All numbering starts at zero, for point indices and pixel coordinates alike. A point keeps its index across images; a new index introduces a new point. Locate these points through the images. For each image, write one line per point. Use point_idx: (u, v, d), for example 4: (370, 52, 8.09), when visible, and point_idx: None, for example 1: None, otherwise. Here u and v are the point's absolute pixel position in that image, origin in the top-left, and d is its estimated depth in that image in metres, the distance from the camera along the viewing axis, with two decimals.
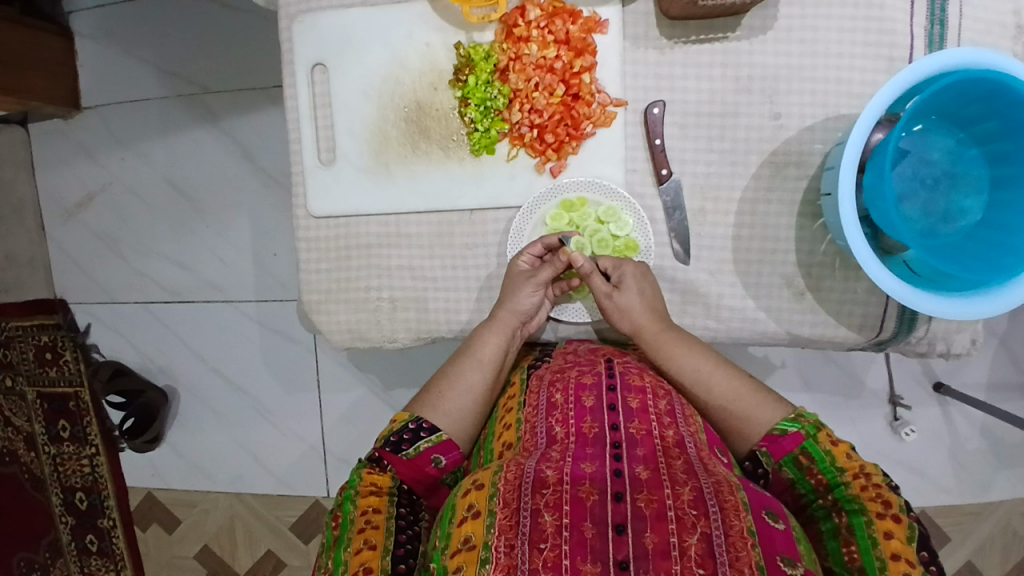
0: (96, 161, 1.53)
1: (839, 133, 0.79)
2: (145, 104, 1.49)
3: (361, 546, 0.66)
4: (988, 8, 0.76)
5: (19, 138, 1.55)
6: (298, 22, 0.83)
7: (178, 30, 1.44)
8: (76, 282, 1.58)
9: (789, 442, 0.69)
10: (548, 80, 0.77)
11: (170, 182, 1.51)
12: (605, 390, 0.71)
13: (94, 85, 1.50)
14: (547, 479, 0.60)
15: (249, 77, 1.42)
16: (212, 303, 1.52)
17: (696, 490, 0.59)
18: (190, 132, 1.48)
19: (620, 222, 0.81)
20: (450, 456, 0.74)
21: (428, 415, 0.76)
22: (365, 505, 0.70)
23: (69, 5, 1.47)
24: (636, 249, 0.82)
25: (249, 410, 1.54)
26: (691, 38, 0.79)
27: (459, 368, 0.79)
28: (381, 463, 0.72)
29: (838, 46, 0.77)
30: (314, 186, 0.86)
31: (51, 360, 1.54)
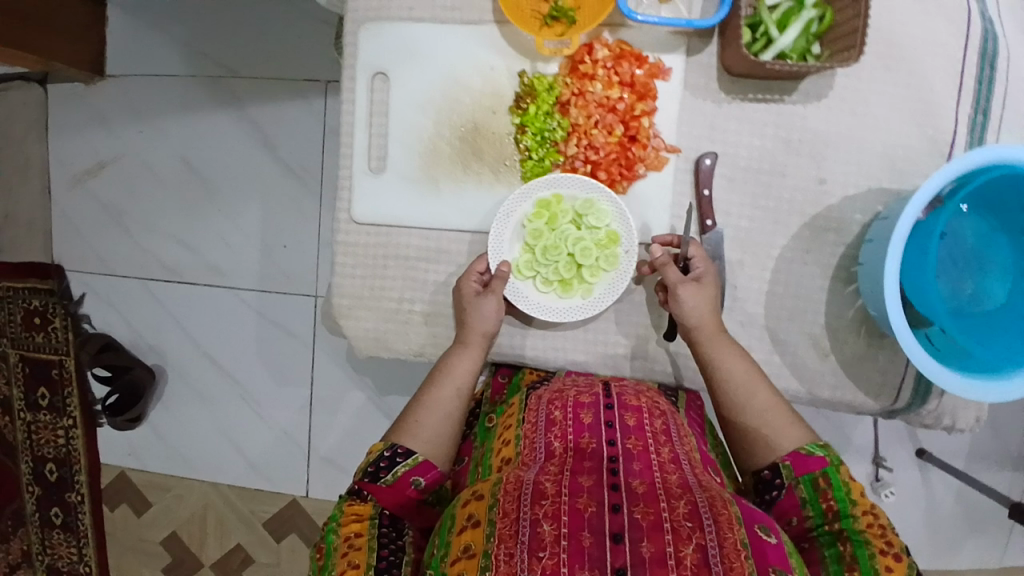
0: (113, 131, 1.52)
1: (878, 205, 0.81)
2: (171, 80, 1.48)
3: (344, 567, 0.66)
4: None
5: (33, 95, 1.52)
6: (366, 30, 0.84)
7: (215, 10, 1.44)
8: (74, 248, 1.56)
9: (813, 463, 0.72)
10: (608, 119, 0.78)
11: (187, 162, 1.50)
12: (602, 408, 0.73)
13: (121, 54, 1.49)
14: (546, 490, 0.61)
15: (282, 67, 1.43)
16: (214, 287, 1.51)
17: (691, 503, 0.61)
18: (213, 114, 1.47)
19: (599, 213, 0.80)
20: (429, 475, 0.74)
21: (407, 441, 0.76)
22: (347, 531, 0.69)
23: None
24: (619, 241, 0.80)
25: (237, 399, 1.53)
26: (749, 95, 0.81)
27: (437, 393, 0.80)
28: (361, 494, 0.72)
29: (886, 121, 0.80)
30: (361, 193, 0.86)
31: (39, 325, 1.51)
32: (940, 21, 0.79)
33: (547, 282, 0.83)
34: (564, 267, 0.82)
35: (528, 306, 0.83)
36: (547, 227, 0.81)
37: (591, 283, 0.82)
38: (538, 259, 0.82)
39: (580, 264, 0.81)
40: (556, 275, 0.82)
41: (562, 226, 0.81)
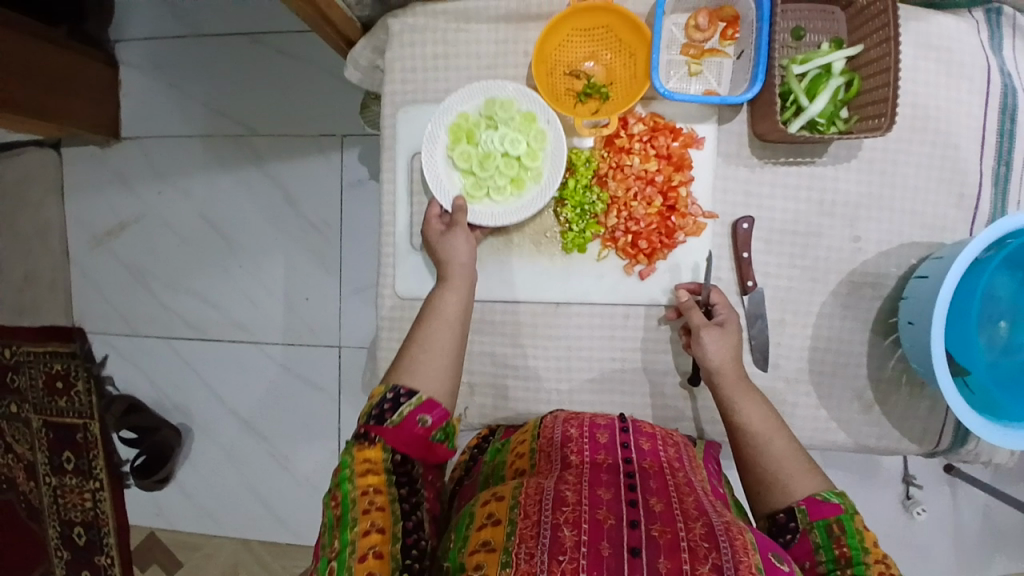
0: (130, 191, 1.53)
1: (912, 260, 0.84)
2: (188, 140, 1.50)
3: (369, 527, 0.61)
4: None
5: (51, 160, 1.54)
6: (404, 112, 0.86)
7: (231, 71, 1.47)
8: (95, 309, 1.56)
9: (828, 508, 0.69)
10: (647, 191, 0.81)
11: (206, 219, 1.51)
12: (618, 431, 0.76)
13: (138, 115, 1.51)
14: (567, 498, 0.61)
15: (299, 124, 1.46)
16: (238, 343, 1.52)
17: (707, 526, 0.59)
18: (230, 171, 1.49)
19: (504, 105, 0.82)
20: (435, 413, 0.71)
21: (406, 382, 0.73)
22: (364, 484, 0.65)
23: (118, 34, 1.49)
24: (536, 122, 0.82)
25: (264, 455, 1.53)
26: (781, 159, 0.83)
27: (430, 331, 0.78)
28: (369, 438, 0.68)
29: (915, 180, 0.84)
30: (405, 269, 0.88)
31: (62, 389, 1.53)
32: (962, 83, 0.84)
33: (500, 190, 0.83)
34: (505, 170, 0.82)
35: (500, 220, 0.83)
36: (473, 142, 0.83)
37: (539, 169, 0.83)
38: (479, 174, 0.83)
39: (517, 159, 0.82)
40: (507, 178, 0.83)
41: (483, 132, 0.82)
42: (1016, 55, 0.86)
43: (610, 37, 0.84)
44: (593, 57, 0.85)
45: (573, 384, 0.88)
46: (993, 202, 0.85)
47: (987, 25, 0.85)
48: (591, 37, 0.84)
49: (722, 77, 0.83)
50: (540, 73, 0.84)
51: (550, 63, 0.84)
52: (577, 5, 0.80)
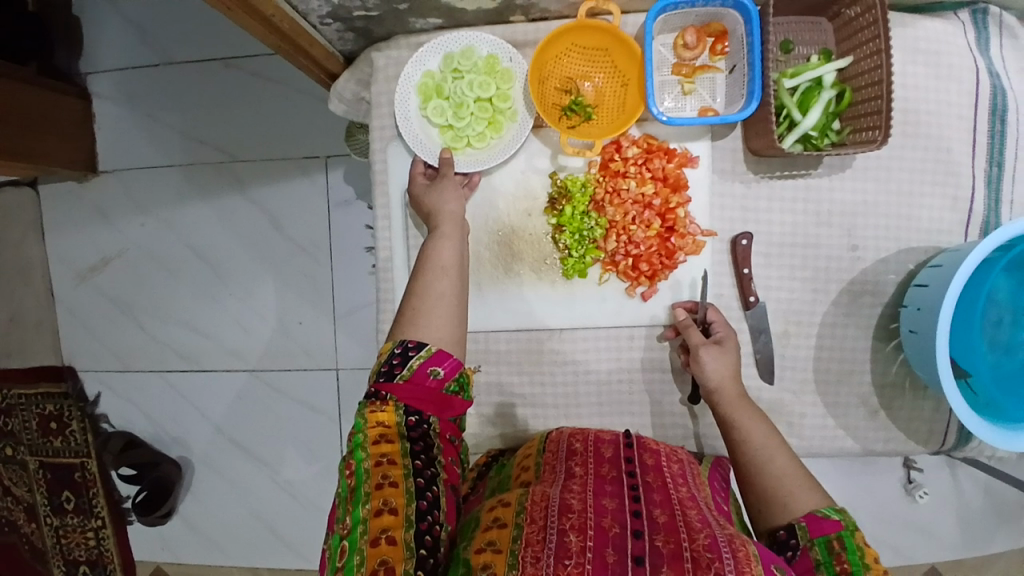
0: (111, 225, 1.50)
1: (910, 265, 0.85)
2: (168, 170, 1.47)
3: (380, 507, 0.58)
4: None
5: (28, 198, 1.51)
6: (395, 147, 0.85)
7: (208, 97, 1.44)
8: (84, 347, 1.53)
9: (829, 525, 0.66)
10: (645, 215, 0.80)
11: (193, 249, 1.49)
12: (622, 445, 0.76)
13: (115, 148, 1.48)
14: (572, 505, 0.62)
15: (281, 147, 1.43)
16: (234, 373, 1.50)
17: (710, 536, 0.60)
18: (214, 199, 1.47)
19: (465, 52, 0.80)
20: (447, 365, 0.67)
21: (412, 335, 0.69)
22: (377, 454, 0.62)
23: (88, 65, 1.45)
24: (500, 64, 0.81)
25: (268, 484, 1.51)
26: (776, 172, 0.83)
27: (435, 283, 0.73)
28: (380, 398, 0.65)
29: (909, 186, 0.84)
30: None
31: (56, 429, 1.51)
32: (952, 87, 0.84)
33: (479, 138, 0.83)
34: (481, 114, 0.82)
35: (484, 167, 0.83)
36: (444, 95, 0.82)
37: (513, 107, 0.82)
38: (458, 126, 0.82)
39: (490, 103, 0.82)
40: (484, 124, 0.82)
41: (452, 82, 0.81)
42: (1003, 54, 0.86)
43: (605, 62, 0.82)
44: (585, 75, 0.83)
45: (583, 409, 0.88)
46: (986, 203, 0.85)
47: (973, 26, 0.85)
48: (589, 56, 0.82)
49: (715, 96, 0.82)
50: (533, 77, 0.80)
51: (545, 71, 0.81)
52: (587, 21, 0.78)
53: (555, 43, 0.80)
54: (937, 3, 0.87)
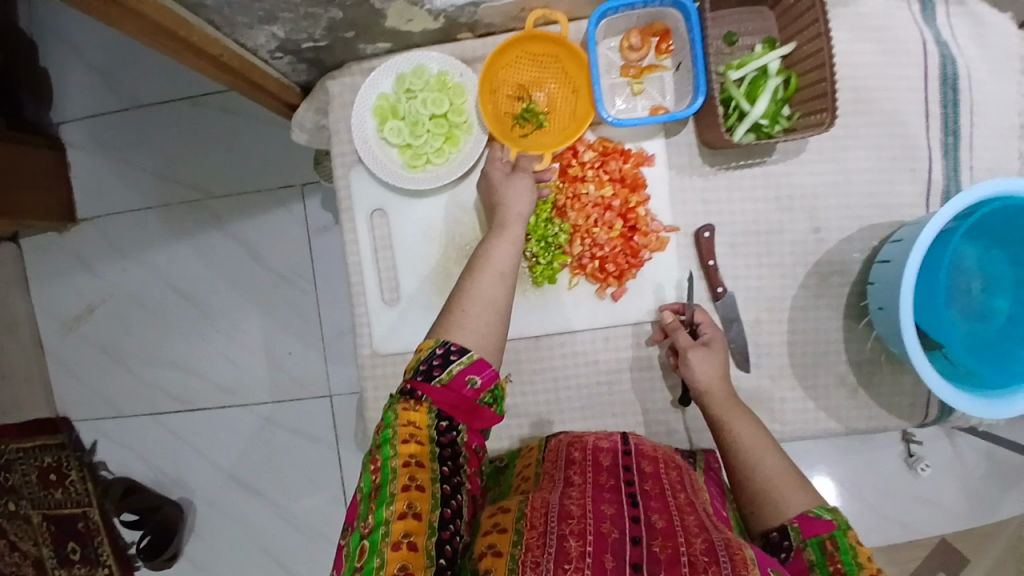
0: (94, 272, 1.51)
1: (874, 241, 0.85)
2: (146, 213, 1.48)
3: (404, 510, 0.57)
4: (996, 115, 0.85)
5: (9, 253, 1.51)
6: (356, 172, 0.85)
7: (179, 137, 1.45)
8: (77, 396, 1.53)
9: (821, 525, 0.65)
10: (607, 217, 0.81)
11: (177, 288, 1.49)
12: (620, 454, 0.75)
13: (92, 196, 1.49)
14: (571, 512, 0.62)
15: (255, 180, 1.44)
16: (227, 408, 1.50)
17: (707, 541, 0.60)
18: (194, 237, 1.47)
19: (416, 73, 0.82)
20: (485, 374, 0.64)
21: (457, 337, 0.66)
22: (405, 454, 0.59)
23: (58, 117, 1.47)
24: (451, 81, 0.82)
25: (271, 516, 1.51)
26: (732, 163, 0.84)
27: (479, 284, 0.71)
28: (415, 396, 0.62)
29: (866, 163, 0.85)
30: (381, 326, 0.87)
31: (56, 481, 1.51)
32: (901, 60, 0.85)
33: (439, 154, 0.83)
34: (437, 130, 0.83)
35: (445, 181, 0.83)
36: (399, 116, 0.83)
37: (469, 121, 0.83)
38: (417, 146, 0.83)
39: (445, 120, 0.82)
40: (443, 141, 0.83)
41: (406, 103, 0.82)
42: (951, 23, 0.86)
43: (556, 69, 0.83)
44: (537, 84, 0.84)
45: (566, 413, 0.88)
46: (945, 172, 0.86)
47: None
48: (540, 64, 0.83)
49: (665, 94, 0.84)
50: (484, 91, 0.81)
51: (496, 82, 0.83)
52: (532, 31, 0.79)
53: (503, 57, 0.81)
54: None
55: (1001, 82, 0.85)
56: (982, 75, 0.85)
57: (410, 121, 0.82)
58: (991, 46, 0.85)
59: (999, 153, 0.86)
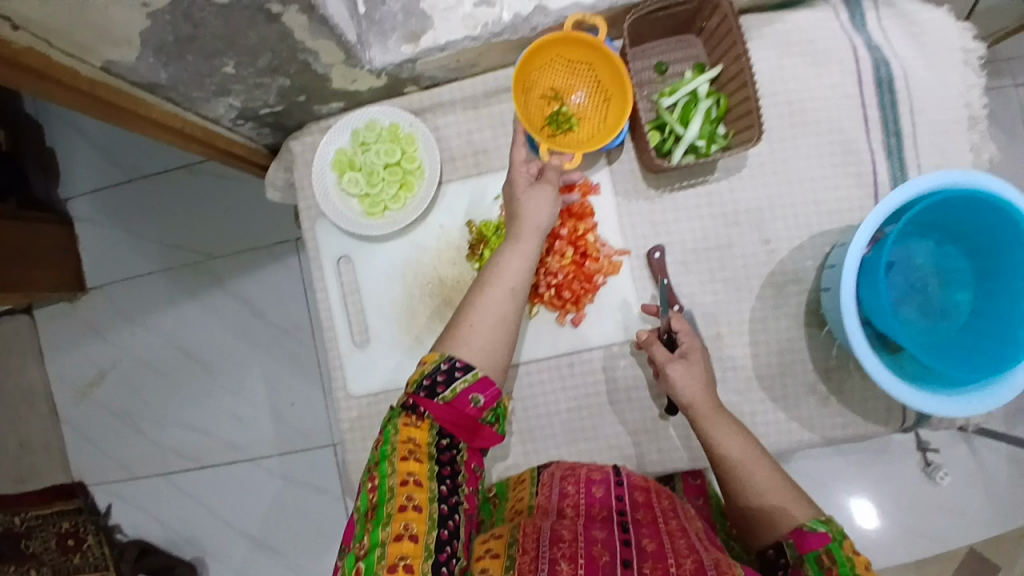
0: (106, 339, 1.57)
1: (826, 248, 0.86)
2: (150, 279, 1.55)
3: (401, 531, 0.58)
4: (938, 110, 0.85)
5: (26, 326, 1.58)
6: (321, 223, 0.90)
7: (176, 205, 1.53)
8: (92, 461, 1.58)
9: (816, 540, 0.63)
10: (557, 245, 0.85)
11: (181, 348, 1.55)
12: (613, 484, 0.76)
13: (100, 266, 1.57)
14: (563, 537, 0.64)
15: (250, 238, 1.51)
16: (235, 463, 1.53)
17: (697, 560, 0.60)
18: (196, 298, 1.54)
19: (370, 126, 0.87)
20: (489, 393, 0.65)
21: (462, 353, 0.66)
22: (404, 471, 0.61)
23: (66, 192, 1.56)
24: (402, 130, 0.87)
25: (281, 568, 1.51)
26: (676, 184, 0.87)
27: (490, 297, 0.71)
28: (416, 412, 0.65)
29: (810, 172, 0.86)
30: (353, 368, 0.91)
31: (74, 546, 1.54)
32: (830, 68, 0.85)
33: (395, 199, 0.87)
34: (391, 178, 0.87)
35: (402, 225, 0.87)
36: (355, 167, 0.87)
37: (421, 167, 0.87)
38: (374, 193, 0.87)
39: (399, 167, 0.87)
40: (397, 186, 0.87)
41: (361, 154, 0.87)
42: (883, 26, 0.86)
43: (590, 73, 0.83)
44: (572, 86, 0.84)
45: (539, 442, 0.89)
46: (891, 172, 0.86)
47: (846, 6, 0.87)
48: (574, 69, 0.82)
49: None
50: (518, 91, 0.80)
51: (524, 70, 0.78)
52: (576, 33, 0.77)
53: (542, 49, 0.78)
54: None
55: (943, 74, 0.85)
56: (919, 73, 0.85)
57: (365, 169, 0.86)
58: (928, 42, 0.85)
59: (948, 148, 0.85)
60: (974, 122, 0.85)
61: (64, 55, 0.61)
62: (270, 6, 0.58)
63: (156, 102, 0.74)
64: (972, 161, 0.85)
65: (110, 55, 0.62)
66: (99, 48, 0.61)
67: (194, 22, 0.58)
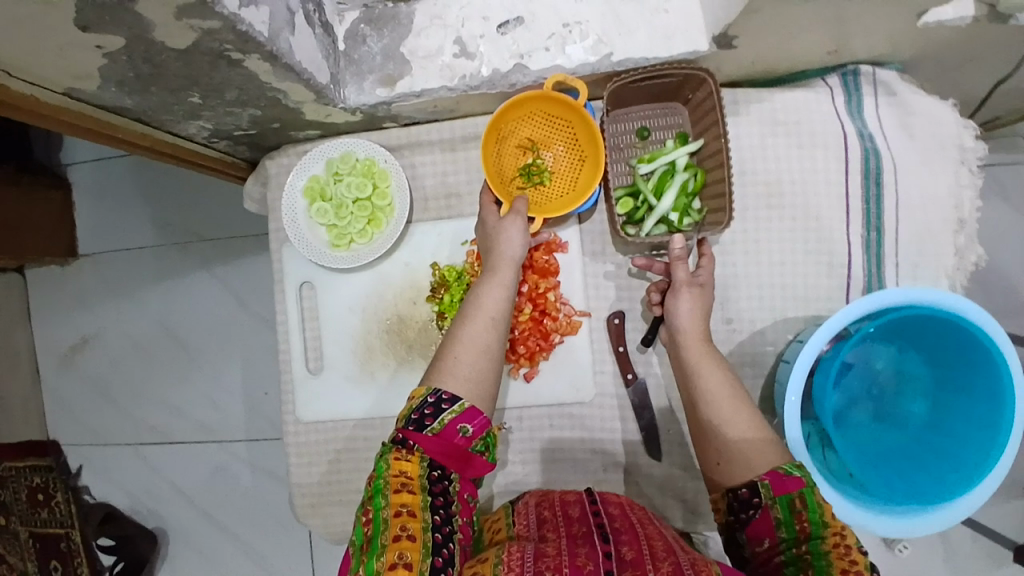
0: (89, 307, 1.49)
1: (788, 333, 0.85)
2: (140, 251, 1.46)
3: (395, 561, 0.53)
4: (923, 209, 0.83)
5: (14, 282, 1.49)
6: (287, 248, 0.90)
7: None
8: (65, 425, 1.51)
9: (792, 482, 0.61)
10: (517, 300, 0.84)
11: (162, 325, 1.46)
12: (587, 502, 0.74)
13: (92, 233, 1.47)
14: (546, 552, 0.61)
15: (237, 225, 1.41)
16: (204, 446, 1.46)
17: (675, 563, 0.60)
18: (183, 276, 1.45)
19: (345, 157, 0.86)
20: (477, 422, 0.63)
21: (448, 385, 0.65)
22: (398, 502, 0.57)
23: (66, 156, 1.46)
24: (377, 166, 0.86)
25: (239, 557, 1.45)
26: (645, 252, 0.86)
27: (470, 329, 0.70)
28: (406, 445, 0.60)
29: (780, 256, 0.85)
30: (304, 394, 0.91)
31: (43, 501, 1.47)
32: (817, 154, 0.84)
33: (363, 234, 0.86)
34: (360, 212, 0.86)
35: (366, 260, 0.86)
36: (326, 197, 0.86)
37: (391, 204, 0.86)
38: (342, 225, 0.86)
39: (370, 202, 0.86)
40: (366, 223, 0.86)
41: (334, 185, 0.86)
42: (879, 115, 0.83)
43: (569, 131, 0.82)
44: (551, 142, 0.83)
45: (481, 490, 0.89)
46: (867, 266, 0.84)
47: (843, 89, 0.83)
48: (553, 123, 0.82)
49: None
50: (489, 141, 0.81)
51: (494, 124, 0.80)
52: (552, 92, 0.76)
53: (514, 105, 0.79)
54: (802, 71, 0.86)
55: (934, 172, 0.83)
56: (908, 167, 0.83)
57: (335, 201, 0.85)
58: (920, 137, 0.83)
59: (930, 249, 0.83)
60: (960, 225, 0.83)
61: (25, 84, 0.60)
62: (230, 54, 0.57)
63: (126, 124, 0.74)
64: (952, 264, 0.83)
65: (71, 83, 0.61)
66: (61, 79, 0.60)
67: (153, 65, 0.58)
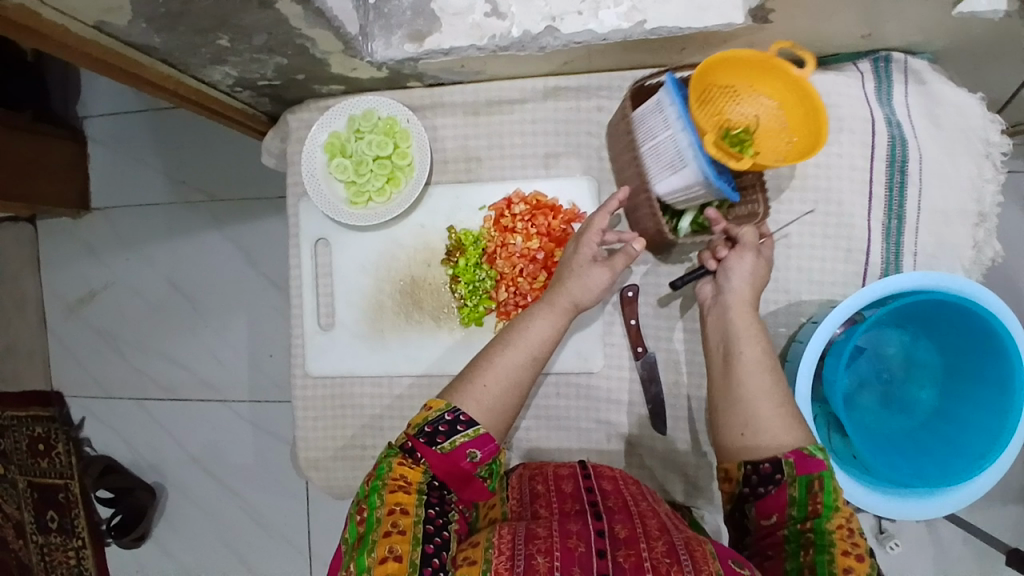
0: (99, 259, 1.49)
1: (800, 316, 0.85)
2: (153, 208, 1.46)
3: (386, 554, 0.57)
4: (945, 200, 0.82)
5: (27, 234, 1.50)
6: (305, 202, 0.90)
7: None
8: (71, 376, 1.52)
9: (814, 464, 0.63)
10: (531, 268, 0.84)
11: (169, 282, 1.46)
12: (580, 479, 0.74)
13: (104, 186, 1.47)
14: (538, 533, 0.62)
15: (251, 186, 1.41)
16: (209, 403, 1.47)
17: (669, 544, 0.60)
18: (194, 235, 1.45)
19: (367, 116, 0.85)
20: (487, 449, 0.65)
21: (469, 408, 0.67)
22: (392, 501, 0.61)
23: (82, 109, 1.45)
24: (399, 125, 0.85)
25: (238, 512, 1.47)
26: None
27: (505, 358, 0.71)
28: (413, 455, 0.64)
29: (798, 238, 0.85)
30: (313, 350, 0.91)
31: (43, 451, 1.49)
32: (843, 138, 0.83)
33: (381, 194, 0.86)
34: (379, 170, 0.85)
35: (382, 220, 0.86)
36: (345, 154, 0.86)
37: (411, 164, 0.86)
38: (359, 182, 0.85)
39: (388, 160, 0.85)
40: (384, 181, 0.86)
41: (354, 142, 0.85)
42: (908, 103, 0.82)
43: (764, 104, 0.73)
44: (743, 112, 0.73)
45: None
46: (884, 255, 0.83)
47: (874, 75, 0.82)
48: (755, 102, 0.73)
49: (582, 174, 0.88)
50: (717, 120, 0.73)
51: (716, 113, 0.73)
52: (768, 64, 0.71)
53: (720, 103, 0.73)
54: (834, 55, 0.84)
55: (958, 164, 0.82)
56: (934, 157, 0.82)
57: (351, 158, 0.85)
58: (949, 128, 0.82)
59: (949, 242, 0.83)
60: (981, 218, 0.83)
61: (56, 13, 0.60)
62: None
63: (151, 63, 0.74)
64: (968, 257, 0.83)
65: (100, 17, 0.61)
66: (89, 11, 0.60)
67: None
